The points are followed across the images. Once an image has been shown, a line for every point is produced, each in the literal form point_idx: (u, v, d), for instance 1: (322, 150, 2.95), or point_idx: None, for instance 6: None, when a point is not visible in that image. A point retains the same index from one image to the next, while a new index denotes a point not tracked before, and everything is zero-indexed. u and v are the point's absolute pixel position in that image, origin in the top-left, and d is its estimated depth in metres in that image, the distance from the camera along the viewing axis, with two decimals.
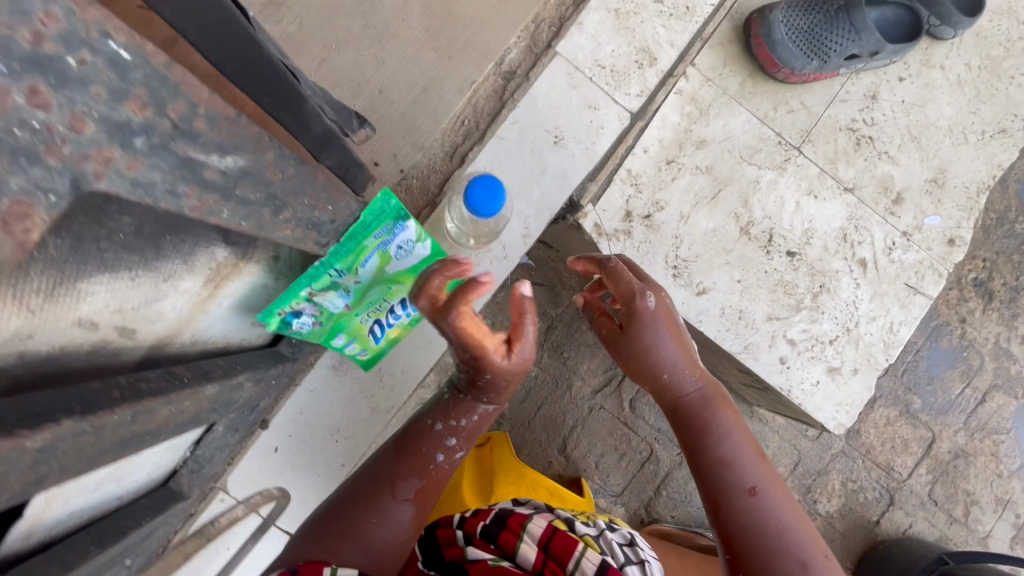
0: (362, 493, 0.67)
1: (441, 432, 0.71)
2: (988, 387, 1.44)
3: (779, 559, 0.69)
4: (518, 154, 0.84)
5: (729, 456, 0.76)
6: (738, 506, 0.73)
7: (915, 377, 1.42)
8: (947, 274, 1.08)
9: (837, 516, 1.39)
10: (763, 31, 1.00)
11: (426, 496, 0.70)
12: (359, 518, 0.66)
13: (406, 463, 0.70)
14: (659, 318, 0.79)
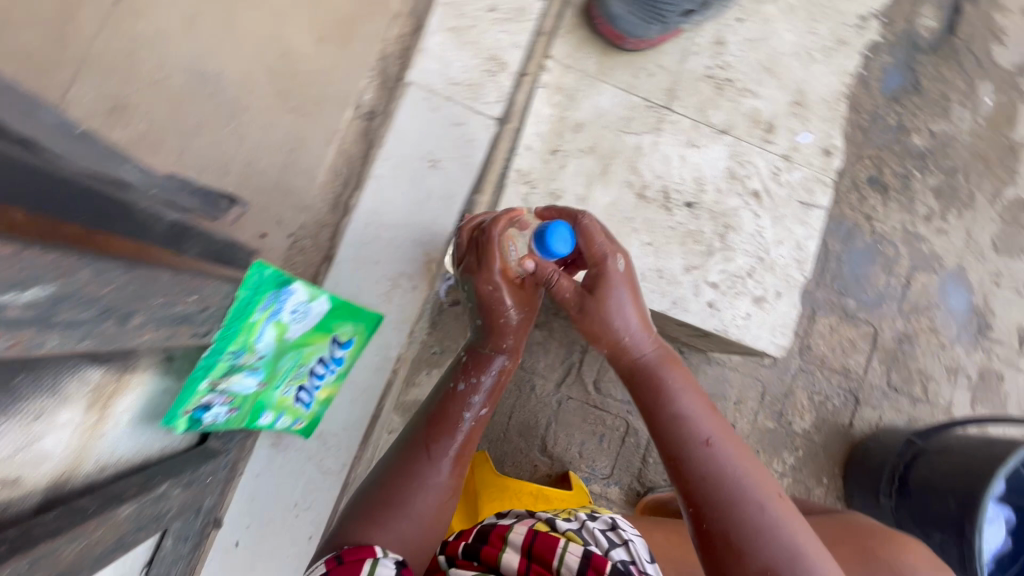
0: (397, 472, 0.74)
1: (464, 391, 0.81)
2: (909, 270, 1.54)
3: (737, 506, 0.68)
4: (399, 185, 0.85)
5: (684, 413, 0.77)
6: (694, 458, 0.72)
7: (843, 281, 1.50)
8: (832, 181, 1.15)
9: (815, 430, 1.45)
10: (601, 11, 1.06)
11: (462, 457, 0.78)
12: (398, 497, 0.72)
13: (429, 439, 0.77)
14: (624, 279, 0.82)
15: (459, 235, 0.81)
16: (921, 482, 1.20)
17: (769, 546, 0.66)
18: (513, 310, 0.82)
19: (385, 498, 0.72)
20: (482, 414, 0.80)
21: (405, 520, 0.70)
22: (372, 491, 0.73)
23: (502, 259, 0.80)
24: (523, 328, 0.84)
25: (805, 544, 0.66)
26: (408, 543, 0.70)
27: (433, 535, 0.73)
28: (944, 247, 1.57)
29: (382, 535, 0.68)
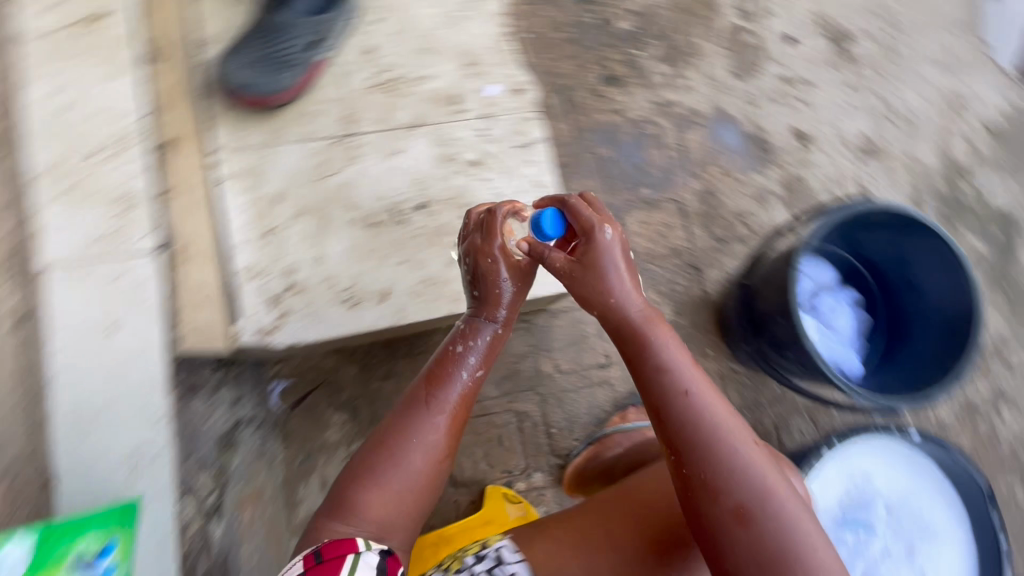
0: (397, 436, 0.90)
1: (461, 354, 0.97)
2: (679, 137, 1.63)
3: (714, 455, 0.81)
4: (89, 356, 0.84)
5: (669, 365, 0.86)
6: (677, 408, 0.84)
7: (629, 177, 1.57)
8: (536, 112, 1.19)
9: (678, 315, 1.51)
10: (230, 87, 1.04)
11: (452, 428, 0.94)
12: (391, 462, 0.89)
13: (424, 404, 0.93)
14: (615, 246, 0.92)
15: (471, 222, 0.96)
16: (758, 315, 1.30)
17: (743, 485, 0.80)
18: (507, 284, 0.97)
19: (384, 463, 0.89)
20: (471, 376, 0.96)
21: (393, 483, 0.88)
22: (377, 450, 0.90)
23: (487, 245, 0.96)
24: (511, 306, 1.00)
25: (771, 482, 0.81)
26: (390, 508, 0.88)
27: (420, 499, 0.90)
28: (696, 101, 1.66)
29: (365, 497, 0.87)
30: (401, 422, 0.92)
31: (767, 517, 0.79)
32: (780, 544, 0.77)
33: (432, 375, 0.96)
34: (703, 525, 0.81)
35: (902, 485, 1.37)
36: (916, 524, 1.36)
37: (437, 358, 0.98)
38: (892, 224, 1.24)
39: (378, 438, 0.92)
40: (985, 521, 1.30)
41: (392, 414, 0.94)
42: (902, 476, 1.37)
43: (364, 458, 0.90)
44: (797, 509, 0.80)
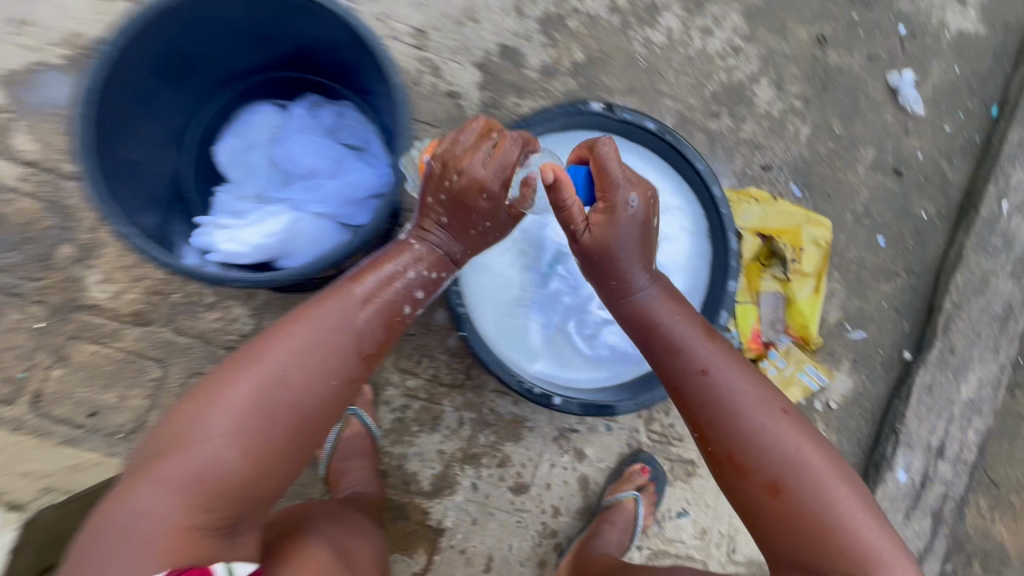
0: (308, 377, 0.75)
1: (407, 265, 0.85)
2: (10, 161, 1.10)
3: (738, 420, 0.84)
4: None
5: (687, 346, 0.90)
6: (693, 384, 0.88)
7: (31, 265, 1.10)
8: None
9: (247, 306, 1.15)
10: None
11: (368, 365, 0.82)
12: (287, 407, 0.74)
13: (342, 324, 0.79)
14: (634, 220, 0.87)
15: (493, 139, 0.82)
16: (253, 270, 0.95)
17: (770, 446, 0.83)
18: (486, 222, 0.84)
19: (279, 405, 0.73)
20: (411, 311, 0.85)
21: (283, 425, 0.73)
22: (255, 383, 0.73)
23: (486, 173, 0.80)
24: (481, 238, 0.88)
25: (799, 453, 0.82)
26: (256, 461, 0.71)
27: (294, 454, 0.75)
28: None
29: (225, 446, 0.70)
30: (311, 353, 0.76)
31: (798, 480, 0.81)
32: (808, 501, 0.80)
33: (361, 293, 0.81)
34: (735, 488, 0.85)
35: None
36: None
37: (377, 282, 0.83)
38: (160, 83, 0.85)
39: (268, 357, 0.75)
40: (625, 127, 1.13)
41: (297, 333, 0.77)
42: None
43: (245, 390, 0.72)
44: (830, 482, 0.82)
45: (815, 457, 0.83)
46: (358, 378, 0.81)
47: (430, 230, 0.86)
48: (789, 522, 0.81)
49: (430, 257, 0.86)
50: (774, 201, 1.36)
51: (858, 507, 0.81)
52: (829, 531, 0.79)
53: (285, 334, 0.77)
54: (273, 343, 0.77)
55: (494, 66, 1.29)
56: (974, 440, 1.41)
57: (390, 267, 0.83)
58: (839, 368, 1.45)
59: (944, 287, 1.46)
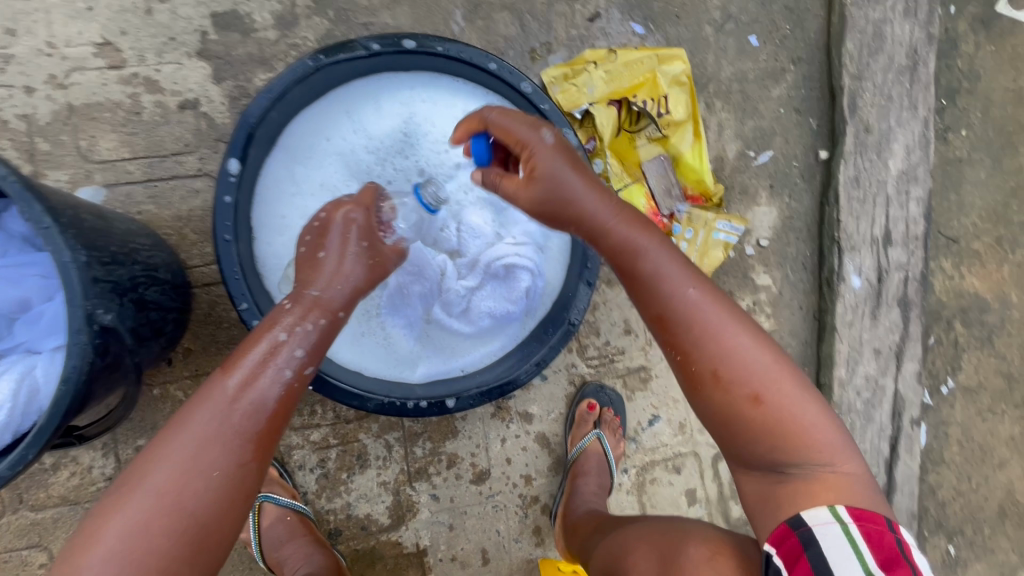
0: (185, 477, 0.57)
1: (280, 342, 0.63)
2: None
3: (726, 343, 0.68)
4: None
5: (661, 268, 0.71)
6: (677, 312, 0.69)
7: None
8: None
9: (95, 449, 1.01)
10: None
11: (268, 443, 0.62)
12: (172, 513, 0.56)
13: (227, 407, 0.59)
14: (559, 152, 0.75)
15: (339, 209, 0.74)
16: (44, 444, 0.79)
17: (756, 366, 0.68)
18: (349, 250, 0.71)
19: (173, 510, 0.56)
20: (295, 373, 0.63)
21: (181, 528, 0.56)
22: (139, 492, 0.56)
23: (330, 247, 0.70)
24: (347, 268, 0.70)
25: (778, 369, 0.69)
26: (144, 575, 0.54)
27: (200, 563, 0.57)
28: None
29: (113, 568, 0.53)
30: (199, 441, 0.58)
31: (785, 405, 0.68)
32: (790, 422, 0.67)
33: (236, 375, 0.61)
34: (717, 411, 0.69)
35: (329, 168, 0.91)
36: (387, 153, 0.92)
37: (254, 361, 0.62)
38: None
39: (152, 463, 0.57)
40: (385, 58, 0.86)
41: (180, 423, 0.59)
42: (315, 169, 0.91)
43: (141, 495, 0.56)
44: (812, 407, 0.69)
45: (794, 379, 0.69)
46: (261, 455, 0.61)
47: (317, 287, 0.68)
48: (766, 448, 0.68)
49: (309, 313, 0.66)
50: (614, 55, 1.13)
51: (831, 425, 0.69)
52: (808, 451, 0.67)
53: (178, 420, 0.59)
54: (164, 434, 0.59)
55: (218, 46, 1.02)
56: (920, 212, 1.27)
57: (264, 342, 0.63)
58: (758, 202, 1.29)
59: (838, 62, 1.26)
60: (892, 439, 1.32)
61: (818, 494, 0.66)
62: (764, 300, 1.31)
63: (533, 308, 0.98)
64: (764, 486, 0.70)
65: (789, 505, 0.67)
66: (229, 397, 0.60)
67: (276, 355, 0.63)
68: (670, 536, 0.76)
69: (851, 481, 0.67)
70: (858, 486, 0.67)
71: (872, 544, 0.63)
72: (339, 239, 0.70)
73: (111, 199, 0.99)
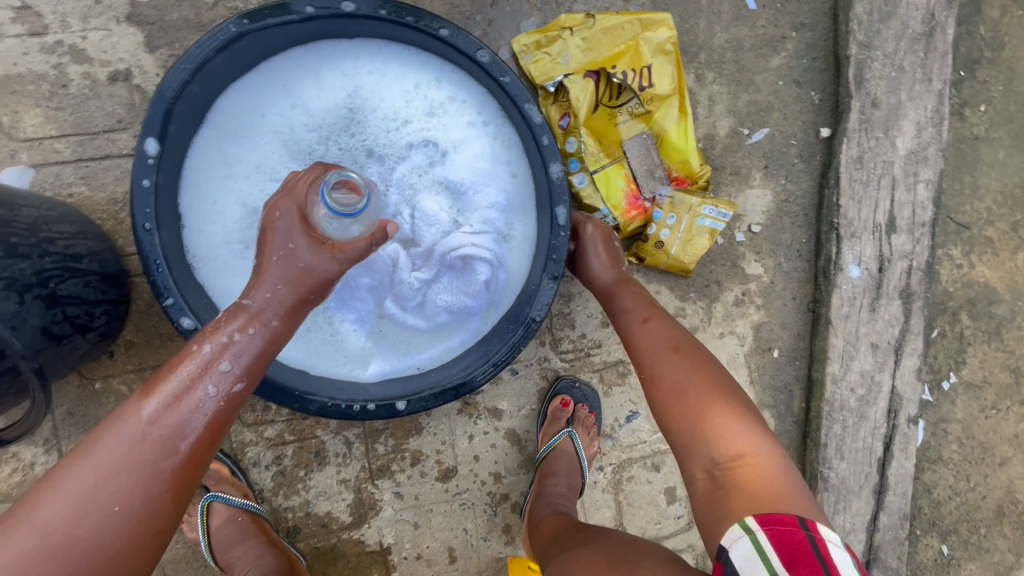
0: (81, 512, 0.50)
1: (208, 358, 0.58)
2: None
3: (656, 354, 0.77)
4: None
5: (626, 308, 0.86)
6: (632, 330, 0.82)
7: None
8: None
9: (36, 444, 0.96)
10: None
11: (189, 475, 0.55)
12: (61, 555, 0.49)
13: (142, 433, 0.54)
14: (596, 237, 0.94)
15: (283, 200, 0.66)
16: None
17: (679, 363, 0.74)
18: (290, 246, 0.63)
19: (63, 553, 0.49)
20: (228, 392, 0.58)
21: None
22: (25, 531, 0.49)
23: (273, 246, 0.64)
24: (295, 263, 0.63)
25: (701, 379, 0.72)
26: None
27: None
28: None
29: None
30: (104, 473, 0.52)
31: (706, 407, 0.70)
32: (710, 422, 0.68)
33: (157, 396, 0.55)
34: (657, 416, 0.74)
35: (267, 147, 0.82)
36: (331, 131, 0.84)
37: (178, 382, 0.57)
38: None
39: (44, 494, 0.51)
40: (322, 24, 0.77)
41: (84, 452, 0.53)
42: (250, 149, 0.82)
43: (26, 535, 0.49)
44: (734, 417, 0.68)
45: (723, 391, 0.71)
46: (178, 488, 0.54)
47: (256, 293, 0.63)
48: (686, 445, 0.69)
49: (245, 325, 0.61)
50: (592, 20, 1.02)
51: (759, 438, 0.67)
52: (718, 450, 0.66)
53: (83, 448, 0.53)
54: (66, 463, 0.53)
55: (149, 10, 0.92)
56: (929, 196, 1.16)
57: (192, 360, 0.58)
58: (751, 184, 1.19)
59: (845, 28, 1.14)
60: (887, 438, 1.24)
61: (738, 505, 0.61)
62: (755, 291, 1.22)
63: (495, 302, 0.90)
64: (701, 498, 0.66)
65: (715, 514, 0.63)
66: (146, 421, 0.54)
67: (205, 373, 0.57)
68: (620, 566, 0.70)
69: (771, 490, 0.62)
70: (780, 499, 0.61)
71: (778, 548, 0.56)
72: (280, 232, 0.64)
73: (39, 180, 0.91)
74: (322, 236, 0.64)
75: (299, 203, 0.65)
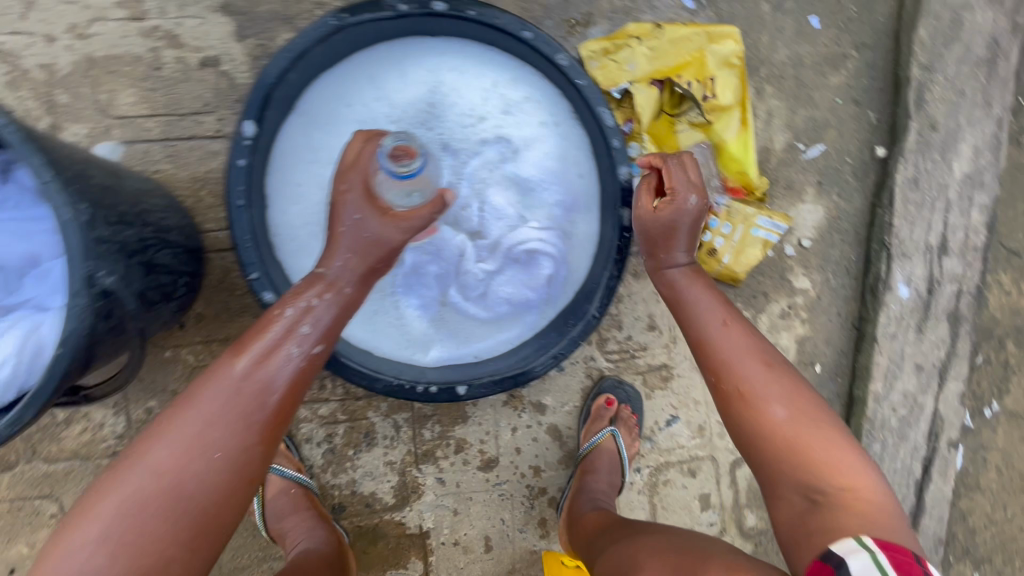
0: (186, 457, 0.54)
1: (291, 321, 0.60)
2: None
3: (746, 368, 0.72)
4: None
5: (699, 307, 0.77)
6: (713, 336, 0.75)
7: None
8: None
9: (106, 406, 1.01)
10: None
11: (275, 428, 0.58)
12: (170, 496, 0.53)
13: (235, 388, 0.56)
14: (695, 212, 0.79)
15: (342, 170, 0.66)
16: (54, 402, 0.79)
17: (771, 379, 0.71)
18: (356, 216, 0.64)
19: (172, 495, 0.53)
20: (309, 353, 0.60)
21: (180, 515, 0.53)
22: (138, 472, 0.53)
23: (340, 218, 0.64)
24: (364, 235, 0.64)
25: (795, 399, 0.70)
26: (136, 560, 0.50)
27: (198, 551, 0.53)
28: None
29: (104, 554, 0.50)
30: (204, 422, 0.55)
31: (803, 429, 0.68)
32: (810, 445, 0.67)
33: (247, 354, 0.58)
34: (740, 431, 0.71)
35: (348, 136, 0.86)
36: (410, 124, 0.87)
37: (266, 342, 0.59)
38: None
39: (153, 438, 0.54)
40: (411, 21, 0.81)
41: (185, 403, 0.56)
42: (333, 136, 0.86)
43: (139, 476, 0.53)
44: (830, 437, 0.68)
45: (814, 408, 0.70)
46: (266, 440, 0.57)
47: (329, 262, 0.64)
48: (784, 467, 0.67)
49: (324, 292, 0.63)
50: (660, 30, 1.05)
51: (854, 456, 0.67)
52: (823, 475, 0.65)
53: (185, 399, 0.56)
54: (169, 413, 0.56)
55: (241, 1, 0.97)
56: (983, 220, 1.17)
57: (278, 322, 0.60)
58: (803, 198, 1.20)
59: (907, 50, 1.15)
60: (926, 460, 1.24)
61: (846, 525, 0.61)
62: (801, 304, 1.23)
63: (553, 296, 0.93)
64: (794, 514, 0.66)
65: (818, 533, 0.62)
66: (238, 376, 0.57)
67: (291, 335, 0.60)
68: (692, 554, 0.71)
69: (878, 512, 0.63)
70: (885, 519, 0.62)
71: (899, 568, 0.55)
72: (345, 204, 0.64)
73: (128, 156, 0.97)
74: (385, 206, 0.65)
75: (362, 173, 0.65)
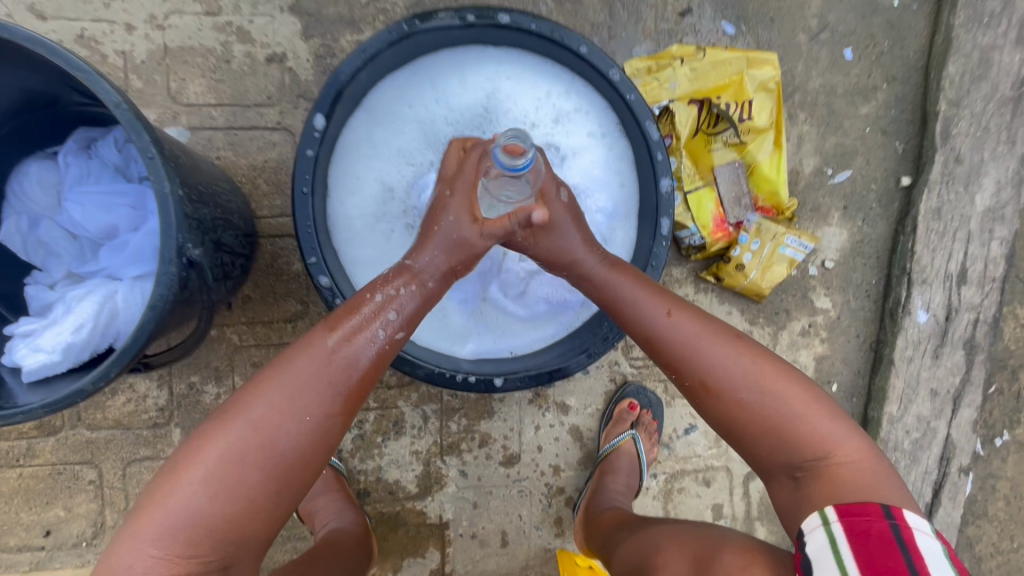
0: (281, 416, 0.58)
1: (377, 306, 0.65)
2: None
3: (699, 355, 0.68)
4: None
5: (637, 300, 0.73)
6: (663, 330, 0.71)
7: None
8: None
9: (151, 379, 1.05)
10: None
11: (355, 400, 0.62)
12: (263, 450, 0.57)
13: (325, 360, 0.60)
14: (568, 209, 0.76)
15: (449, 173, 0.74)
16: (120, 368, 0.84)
17: (732, 358, 0.67)
18: (452, 217, 0.71)
19: (265, 449, 0.57)
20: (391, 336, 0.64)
21: (270, 467, 0.57)
22: (237, 424, 0.57)
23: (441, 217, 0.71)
24: (456, 235, 0.70)
25: (757, 370, 0.66)
26: (232, 502, 0.55)
27: (283, 500, 0.58)
28: None
29: (205, 495, 0.55)
30: (297, 387, 0.59)
31: (775, 405, 0.65)
32: (788, 422, 0.65)
33: (339, 330, 0.62)
34: (716, 424, 0.69)
35: (407, 134, 0.91)
36: (465, 127, 0.91)
37: (355, 321, 0.63)
38: None
39: (255, 394, 0.58)
40: (476, 31, 0.86)
41: (281, 366, 0.60)
42: (393, 134, 0.91)
43: (239, 428, 0.57)
44: (804, 402, 0.66)
45: (780, 372, 0.67)
46: (346, 410, 0.61)
47: (419, 256, 0.70)
48: (770, 448, 0.66)
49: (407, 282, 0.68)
50: (702, 52, 1.10)
51: (833, 419, 0.66)
52: (806, 449, 0.64)
53: (280, 362, 0.60)
54: (265, 373, 0.60)
55: (310, 3, 1.03)
56: (1002, 253, 1.20)
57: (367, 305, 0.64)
58: (829, 222, 1.24)
59: (936, 86, 1.20)
60: (936, 485, 1.26)
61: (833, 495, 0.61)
62: (821, 324, 1.26)
63: (590, 299, 0.97)
64: (787, 492, 0.66)
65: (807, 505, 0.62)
66: (329, 349, 0.61)
67: (378, 316, 0.64)
68: (705, 541, 0.72)
69: (857, 467, 0.63)
70: (867, 475, 0.62)
71: (853, 541, 0.55)
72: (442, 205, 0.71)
73: (193, 141, 1.02)
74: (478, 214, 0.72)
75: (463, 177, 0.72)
